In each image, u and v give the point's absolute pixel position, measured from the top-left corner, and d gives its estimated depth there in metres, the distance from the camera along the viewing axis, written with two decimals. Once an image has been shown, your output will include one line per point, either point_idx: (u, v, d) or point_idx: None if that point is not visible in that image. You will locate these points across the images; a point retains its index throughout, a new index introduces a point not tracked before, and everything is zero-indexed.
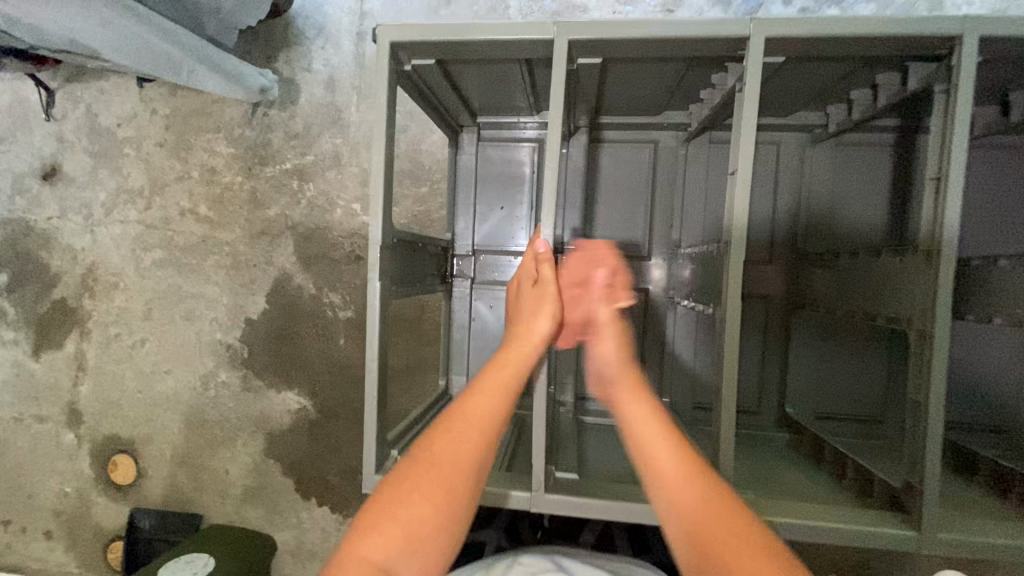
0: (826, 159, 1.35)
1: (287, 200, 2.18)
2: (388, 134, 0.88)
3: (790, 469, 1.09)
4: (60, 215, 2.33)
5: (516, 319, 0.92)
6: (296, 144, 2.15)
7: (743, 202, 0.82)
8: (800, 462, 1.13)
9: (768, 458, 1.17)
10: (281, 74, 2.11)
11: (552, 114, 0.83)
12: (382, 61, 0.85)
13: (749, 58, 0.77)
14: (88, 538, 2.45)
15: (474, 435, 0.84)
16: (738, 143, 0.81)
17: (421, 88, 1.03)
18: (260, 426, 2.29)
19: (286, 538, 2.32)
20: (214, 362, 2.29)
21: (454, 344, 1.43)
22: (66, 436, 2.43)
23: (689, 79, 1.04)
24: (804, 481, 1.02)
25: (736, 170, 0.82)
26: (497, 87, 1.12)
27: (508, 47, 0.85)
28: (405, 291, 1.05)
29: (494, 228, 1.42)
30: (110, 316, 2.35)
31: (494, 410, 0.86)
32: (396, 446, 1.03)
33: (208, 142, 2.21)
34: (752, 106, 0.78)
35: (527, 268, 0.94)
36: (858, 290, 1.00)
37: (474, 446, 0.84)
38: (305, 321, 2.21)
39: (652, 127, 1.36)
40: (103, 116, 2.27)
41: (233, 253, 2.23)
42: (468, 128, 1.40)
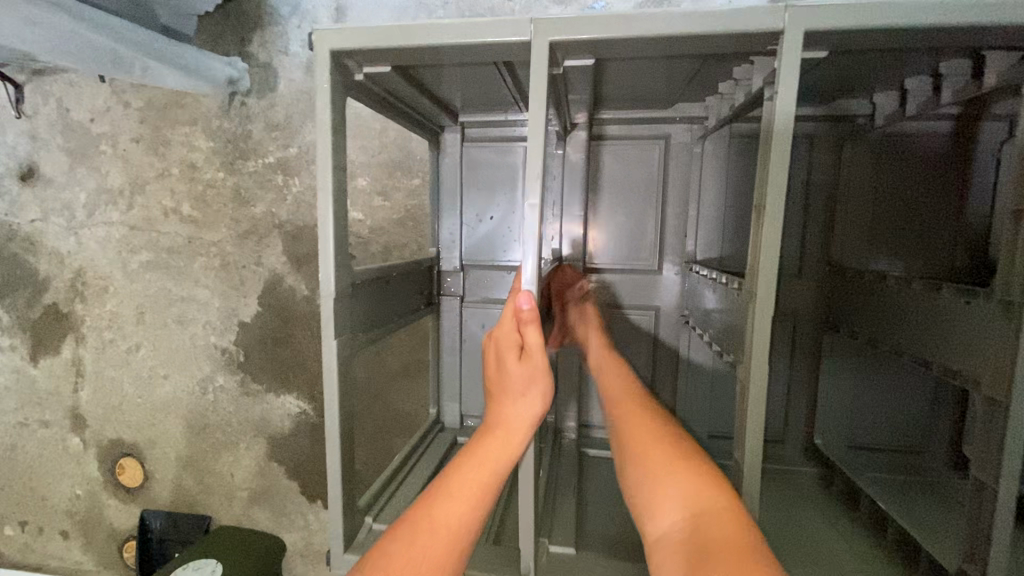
0: (866, 156, 1.11)
1: (273, 196, 1.77)
2: (335, 167, 0.74)
3: (824, 530, 0.95)
4: (42, 217, 1.91)
5: (497, 394, 0.67)
6: (278, 135, 1.73)
7: (774, 254, 0.61)
8: (831, 515, 0.99)
9: (798, 508, 1.02)
10: (255, 59, 1.69)
11: (530, 135, 0.63)
12: (322, 75, 0.71)
13: (780, 59, 0.60)
14: (102, 538, 2.15)
15: (444, 555, 0.59)
16: (769, 169, 0.62)
17: (383, 92, 0.88)
18: (262, 431, 1.94)
19: (295, 539, 2.02)
20: (211, 365, 1.92)
21: (445, 369, 1.32)
22: (71, 442, 2.08)
23: (711, 70, 0.85)
24: (839, 547, 0.90)
25: (761, 203, 0.63)
26: (479, 87, 0.96)
27: (480, 51, 0.70)
28: (388, 327, 0.95)
29: (487, 240, 1.30)
30: (104, 320, 1.95)
31: (469, 518, 0.61)
32: (370, 512, 0.90)
33: (185, 136, 1.78)
34: (785, 121, 0.60)
35: (507, 335, 0.66)
36: (921, 338, 0.79)
37: (443, 562, 0.59)
38: (302, 325, 1.83)
39: (661, 122, 1.19)
40: (76, 110, 1.83)
41: (221, 253, 1.83)
42: (452, 127, 1.23)
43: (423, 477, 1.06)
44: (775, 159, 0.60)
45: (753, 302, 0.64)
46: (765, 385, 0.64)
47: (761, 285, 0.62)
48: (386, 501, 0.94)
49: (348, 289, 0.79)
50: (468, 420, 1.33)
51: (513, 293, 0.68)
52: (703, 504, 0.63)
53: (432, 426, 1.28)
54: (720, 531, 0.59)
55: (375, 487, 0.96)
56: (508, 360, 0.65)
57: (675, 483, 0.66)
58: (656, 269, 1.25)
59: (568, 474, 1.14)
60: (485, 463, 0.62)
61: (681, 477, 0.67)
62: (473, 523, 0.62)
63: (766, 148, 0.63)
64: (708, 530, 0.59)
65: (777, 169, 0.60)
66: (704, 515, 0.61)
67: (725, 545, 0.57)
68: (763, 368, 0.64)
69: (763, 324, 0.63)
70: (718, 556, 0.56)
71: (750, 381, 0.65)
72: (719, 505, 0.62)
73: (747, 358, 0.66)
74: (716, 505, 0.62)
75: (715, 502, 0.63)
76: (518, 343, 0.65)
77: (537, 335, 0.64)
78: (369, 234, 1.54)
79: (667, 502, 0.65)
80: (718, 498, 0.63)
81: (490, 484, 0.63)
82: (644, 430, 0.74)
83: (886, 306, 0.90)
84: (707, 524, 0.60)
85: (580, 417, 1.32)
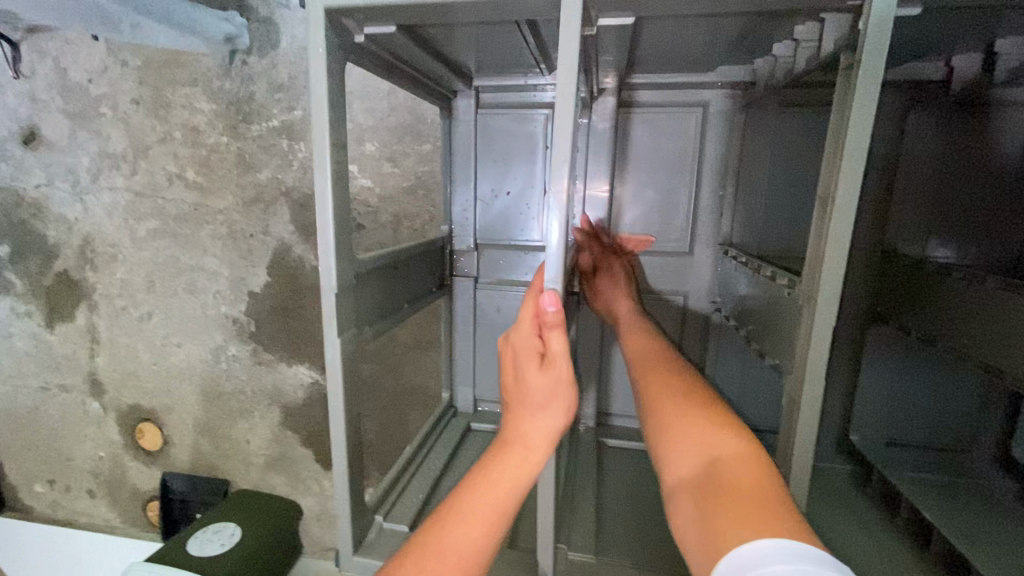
0: (934, 125, 0.98)
1: (278, 162, 1.66)
2: (333, 147, 0.65)
3: (864, 544, 0.90)
4: (47, 183, 1.80)
5: (515, 404, 0.60)
6: (282, 96, 1.62)
7: (841, 259, 0.53)
8: (870, 524, 0.95)
9: (831, 513, 0.98)
10: (254, 13, 1.58)
11: (559, 116, 0.53)
12: (318, 39, 0.62)
13: (866, 22, 0.50)
14: (126, 498, 2.11)
15: None
16: (843, 156, 0.52)
17: (387, 59, 0.79)
18: (275, 399, 1.88)
19: (311, 504, 2.00)
20: (221, 334, 1.85)
21: (459, 355, 1.26)
22: (91, 406, 2.02)
23: (767, 30, 0.73)
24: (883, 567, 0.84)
25: (831, 194, 0.54)
26: (495, 49, 0.86)
27: (501, 7, 0.60)
28: (397, 315, 0.89)
29: (502, 218, 1.21)
30: (114, 288, 1.87)
31: (481, 545, 0.56)
32: (380, 510, 0.86)
33: (187, 97, 1.66)
34: (867, 101, 0.50)
35: (525, 341, 0.58)
36: (995, 341, 0.71)
37: None
38: (311, 297, 1.75)
39: (698, 86, 1.07)
40: (73, 70, 1.70)
41: (228, 222, 1.73)
42: (464, 92, 1.13)
43: (435, 470, 1.02)
44: (849, 143, 0.51)
45: (813, 314, 0.56)
46: (818, 408, 0.57)
47: (822, 295, 0.54)
48: (397, 497, 0.91)
49: (352, 281, 0.72)
50: (482, 405, 1.29)
51: (532, 292, 0.60)
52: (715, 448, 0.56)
53: (445, 411, 1.25)
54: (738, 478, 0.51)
55: (385, 483, 0.92)
56: (528, 367, 0.57)
57: (688, 431, 0.59)
58: (688, 252, 1.16)
59: (586, 470, 1.10)
60: (505, 481, 0.58)
61: (689, 424, 0.59)
62: (487, 550, 0.57)
63: (837, 131, 0.54)
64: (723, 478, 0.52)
65: (852, 158, 0.51)
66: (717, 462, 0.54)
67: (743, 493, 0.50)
68: (818, 387, 0.56)
69: (823, 336, 0.55)
70: (728, 501, 0.49)
71: (800, 402, 0.58)
72: (735, 452, 0.54)
73: (796, 371, 0.59)
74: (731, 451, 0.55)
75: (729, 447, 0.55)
76: (539, 349, 0.58)
77: (562, 340, 0.56)
78: (378, 201, 1.46)
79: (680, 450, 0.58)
80: (733, 443, 0.56)
81: (508, 505, 0.58)
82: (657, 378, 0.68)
83: (946, 305, 0.82)
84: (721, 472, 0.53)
85: (599, 405, 1.28)
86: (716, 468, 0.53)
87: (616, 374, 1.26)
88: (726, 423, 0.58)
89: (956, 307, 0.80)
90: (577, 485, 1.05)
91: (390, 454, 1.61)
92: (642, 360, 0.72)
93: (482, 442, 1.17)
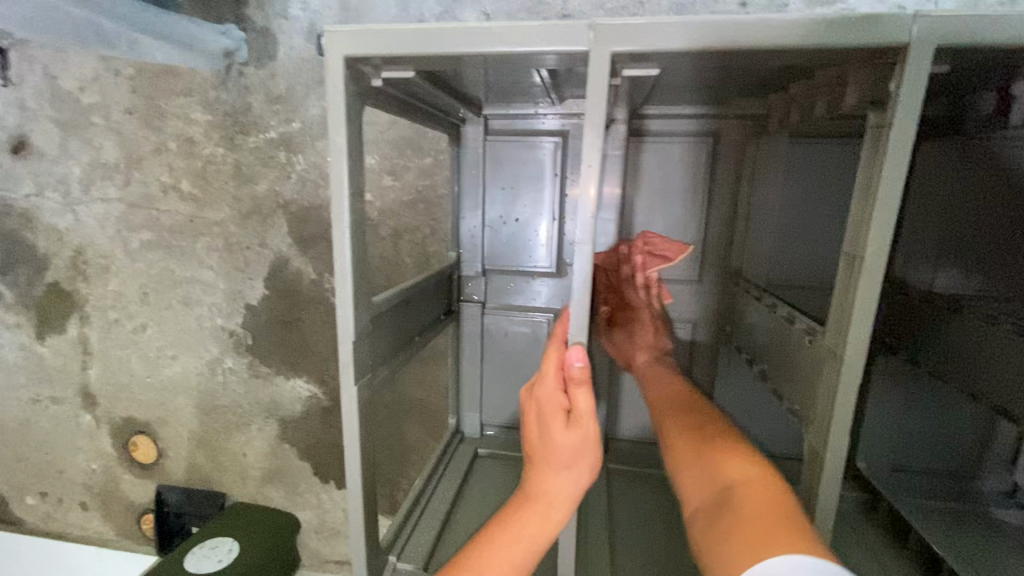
0: (943, 158, 0.98)
1: (276, 174, 1.63)
2: (351, 194, 0.64)
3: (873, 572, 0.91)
4: (37, 192, 1.76)
5: (537, 457, 0.60)
6: (281, 108, 1.58)
7: (869, 314, 0.54)
8: (875, 551, 0.96)
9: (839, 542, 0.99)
10: (252, 23, 1.54)
11: (591, 176, 0.53)
12: (337, 87, 0.61)
13: (905, 90, 0.51)
14: (120, 511, 2.08)
15: None
16: (872, 217, 0.54)
17: (402, 95, 0.78)
18: (273, 412, 1.86)
19: (308, 517, 1.97)
20: (218, 347, 1.82)
21: (465, 380, 1.26)
22: (84, 418, 1.98)
23: (786, 73, 0.73)
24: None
25: (864, 253, 0.54)
26: (507, 83, 0.86)
27: (531, 59, 0.60)
28: (409, 350, 0.88)
29: (509, 244, 1.21)
30: (107, 300, 1.84)
31: None
32: (393, 549, 0.85)
33: (183, 108, 1.63)
34: (897, 165, 0.52)
35: (550, 397, 0.58)
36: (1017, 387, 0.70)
37: None
38: (310, 310, 1.72)
39: (709, 117, 1.09)
40: (64, 78, 1.66)
41: (224, 234, 1.71)
42: (474, 119, 1.12)
43: (445, 503, 1.01)
44: (880, 206, 0.53)
45: (843, 375, 0.56)
46: (841, 464, 0.58)
47: (850, 353, 0.55)
48: (408, 534, 0.90)
49: (367, 327, 0.71)
50: (488, 429, 1.28)
51: (555, 342, 0.60)
52: (724, 474, 0.60)
53: (451, 437, 1.24)
54: (746, 497, 0.55)
55: (395, 522, 0.91)
56: (553, 425, 0.57)
57: (696, 467, 0.63)
58: (696, 283, 1.17)
59: (597, 500, 1.10)
60: (522, 537, 0.57)
61: (698, 459, 0.64)
62: None
63: (865, 192, 0.56)
64: (733, 499, 0.56)
65: (880, 219, 0.53)
66: (731, 489, 0.57)
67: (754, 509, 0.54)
68: (842, 444, 0.57)
69: (847, 394, 0.56)
70: (741, 520, 0.53)
71: (823, 457, 0.58)
72: (747, 477, 0.58)
73: (819, 422, 0.60)
74: (746, 477, 0.58)
75: (739, 472, 0.59)
76: (564, 406, 0.57)
77: (588, 399, 0.57)
78: (379, 216, 1.44)
79: (693, 480, 0.62)
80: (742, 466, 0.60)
81: (526, 562, 0.57)
82: (675, 421, 0.73)
83: (959, 342, 0.83)
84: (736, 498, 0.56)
85: (606, 427, 1.29)
86: (728, 493, 0.57)
87: (623, 396, 1.27)
88: (737, 451, 0.62)
89: (968, 344, 0.81)
90: (587, 514, 1.05)
91: (394, 469, 1.60)
92: (667, 410, 0.76)
93: (489, 469, 1.16)
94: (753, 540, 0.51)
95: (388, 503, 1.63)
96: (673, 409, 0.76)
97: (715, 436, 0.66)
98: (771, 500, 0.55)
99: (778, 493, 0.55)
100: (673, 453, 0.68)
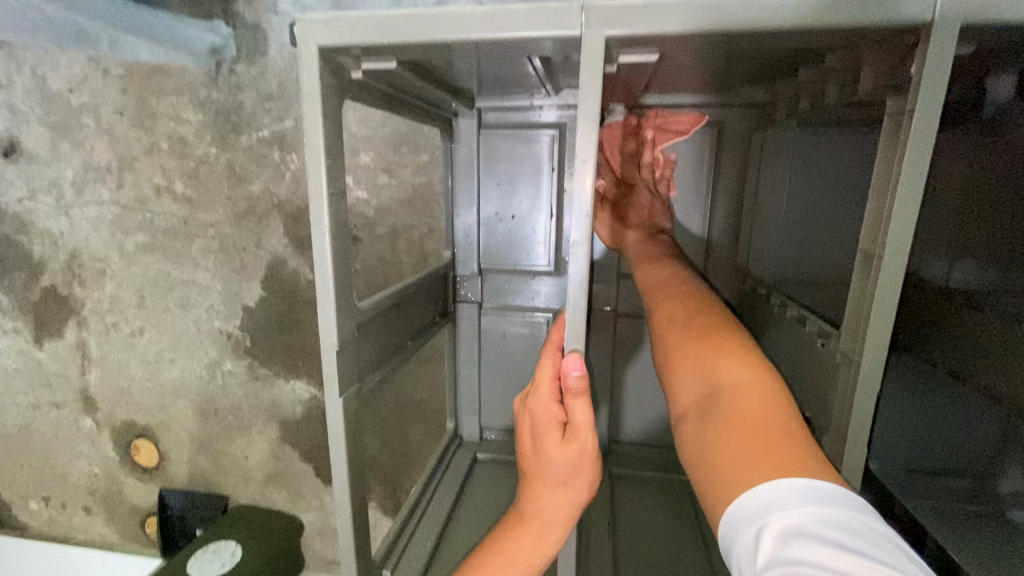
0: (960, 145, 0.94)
1: (270, 173, 1.60)
2: (331, 196, 0.61)
3: None
4: (30, 196, 1.73)
5: (532, 474, 0.56)
6: (273, 106, 1.54)
7: (889, 317, 0.51)
8: None
9: None
10: (241, 19, 1.50)
11: (586, 170, 0.49)
12: (312, 82, 0.57)
13: (927, 73, 0.47)
14: (123, 515, 2.07)
15: None
16: (892, 212, 0.50)
17: (388, 89, 0.74)
18: (273, 414, 1.83)
19: (312, 520, 1.95)
20: (216, 350, 1.80)
21: (463, 383, 1.23)
22: (84, 423, 1.96)
23: (795, 56, 0.68)
24: None
25: (882, 251, 0.51)
26: (501, 75, 0.82)
27: (520, 48, 0.56)
28: (400, 356, 0.84)
29: (506, 242, 1.17)
30: (103, 304, 1.81)
31: None
32: (388, 564, 0.82)
33: (173, 107, 1.59)
34: (920, 155, 0.48)
35: (545, 410, 0.54)
36: None
37: None
38: (308, 311, 1.69)
39: (711, 107, 1.06)
40: (52, 79, 1.62)
41: (219, 235, 1.67)
42: (466, 114, 1.08)
43: (444, 511, 0.98)
44: (899, 200, 0.49)
45: (859, 381, 0.53)
46: (859, 473, 0.55)
47: (869, 358, 0.52)
48: (404, 547, 0.87)
49: (353, 335, 0.68)
50: (489, 432, 1.25)
51: (550, 350, 0.56)
52: (716, 375, 0.55)
53: (451, 441, 1.21)
54: (742, 407, 0.51)
55: (391, 532, 0.88)
56: (549, 440, 0.53)
57: (687, 363, 0.58)
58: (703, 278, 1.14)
59: (601, 504, 1.07)
60: (522, 558, 0.54)
61: (690, 355, 0.58)
62: None
63: (884, 184, 0.52)
64: (725, 409, 0.52)
65: (901, 216, 0.49)
66: (723, 394, 0.53)
67: (749, 422, 0.50)
68: (861, 452, 0.54)
69: (866, 400, 0.53)
70: (735, 438, 0.49)
71: (841, 465, 0.55)
72: (742, 380, 0.53)
73: (835, 429, 0.57)
74: (741, 378, 0.53)
75: (733, 373, 0.54)
76: (560, 418, 0.54)
77: (585, 409, 0.52)
78: (375, 214, 1.40)
79: (683, 379, 0.57)
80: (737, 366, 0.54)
81: None
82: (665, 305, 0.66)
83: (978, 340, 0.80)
84: (725, 405, 0.52)
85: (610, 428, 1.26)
86: (720, 398, 0.53)
87: (626, 397, 1.23)
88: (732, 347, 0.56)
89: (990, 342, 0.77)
90: (591, 520, 1.02)
91: (396, 471, 1.57)
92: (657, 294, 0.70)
93: (491, 474, 1.13)
94: (747, 460, 0.47)
95: (390, 505, 1.60)
96: (662, 294, 0.69)
97: (709, 328, 0.60)
98: (767, 407, 0.51)
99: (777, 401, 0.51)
100: (662, 345, 0.63)
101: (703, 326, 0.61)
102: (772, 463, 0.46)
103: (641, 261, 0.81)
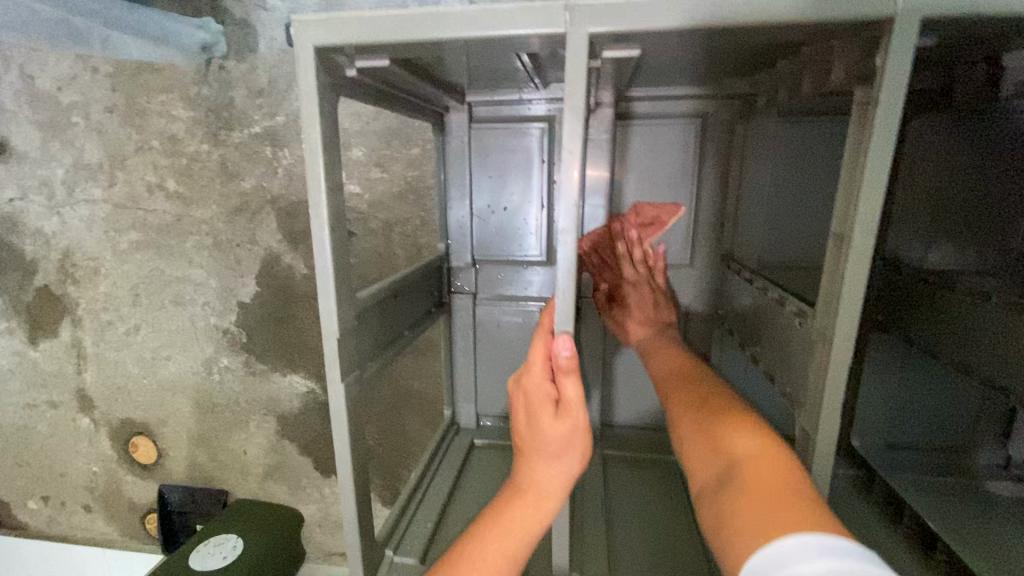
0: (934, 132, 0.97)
1: (262, 170, 1.61)
2: (328, 190, 0.63)
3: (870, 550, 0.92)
4: (21, 196, 1.73)
5: (525, 448, 0.59)
6: (264, 102, 1.55)
7: (858, 296, 0.54)
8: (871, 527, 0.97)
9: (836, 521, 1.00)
10: (230, 15, 1.50)
11: (571, 159, 0.52)
12: (308, 81, 0.59)
13: (891, 64, 0.49)
14: (123, 512, 2.09)
15: None
16: (859, 198, 0.53)
17: (381, 85, 0.76)
18: (271, 408, 1.85)
19: (312, 512, 1.98)
20: (212, 346, 1.81)
21: (459, 371, 1.26)
22: (82, 421, 1.98)
23: (772, 50, 0.71)
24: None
25: (852, 233, 0.54)
26: (489, 70, 0.84)
27: (508, 44, 0.58)
28: (398, 345, 0.87)
29: (498, 233, 1.20)
30: (98, 302, 1.82)
31: None
32: (390, 543, 0.85)
33: (164, 105, 1.59)
34: (885, 143, 0.51)
35: (538, 386, 0.57)
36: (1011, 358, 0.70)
37: None
38: (303, 306, 1.71)
39: (696, 97, 1.08)
40: (41, 78, 1.62)
41: (213, 232, 1.68)
42: (457, 108, 1.10)
43: (442, 495, 1.01)
44: (866, 185, 0.52)
45: (832, 355, 0.56)
46: (833, 446, 0.58)
47: (840, 334, 0.55)
48: (404, 528, 0.90)
49: (353, 323, 0.70)
50: (485, 420, 1.28)
51: (542, 331, 0.59)
52: (731, 452, 0.58)
53: (447, 428, 1.24)
54: (755, 474, 0.54)
55: (393, 514, 0.92)
56: (543, 416, 0.56)
57: (704, 446, 0.61)
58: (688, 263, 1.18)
59: (594, 486, 1.11)
60: (517, 532, 0.57)
61: (705, 440, 0.61)
62: None
63: (853, 172, 0.55)
64: (739, 475, 0.54)
65: (867, 202, 0.52)
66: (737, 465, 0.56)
67: (761, 486, 0.52)
68: (834, 425, 0.57)
69: (838, 376, 0.56)
70: (751, 501, 0.51)
71: (815, 438, 0.59)
72: (754, 452, 0.56)
73: (810, 405, 0.60)
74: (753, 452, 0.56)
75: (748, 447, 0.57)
76: (552, 396, 0.57)
77: (576, 386, 0.56)
78: (368, 209, 1.42)
79: (701, 459, 0.60)
80: (749, 442, 0.58)
81: (518, 554, 0.56)
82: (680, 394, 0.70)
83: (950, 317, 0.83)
84: (738, 475, 0.55)
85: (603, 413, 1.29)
86: (734, 469, 0.56)
87: (617, 381, 1.27)
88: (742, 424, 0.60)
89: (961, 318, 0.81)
90: (585, 501, 1.06)
91: (393, 462, 1.60)
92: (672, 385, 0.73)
93: (487, 460, 1.16)
94: (760, 521, 0.49)
95: (389, 495, 1.64)
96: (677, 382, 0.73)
97: (719, 410, 0.64)
98: (779, 473, 0.54)
99: (788, 466, 0.54)
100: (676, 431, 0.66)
101: (713, 408, 0.64)
102: (785, 519, 0.48)
103: (651, 354, 0.83)
